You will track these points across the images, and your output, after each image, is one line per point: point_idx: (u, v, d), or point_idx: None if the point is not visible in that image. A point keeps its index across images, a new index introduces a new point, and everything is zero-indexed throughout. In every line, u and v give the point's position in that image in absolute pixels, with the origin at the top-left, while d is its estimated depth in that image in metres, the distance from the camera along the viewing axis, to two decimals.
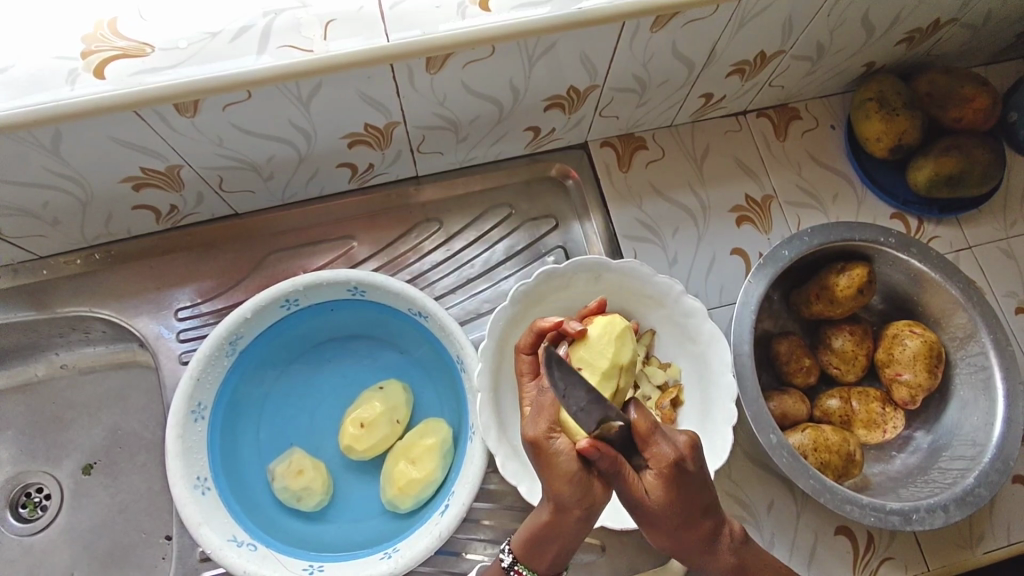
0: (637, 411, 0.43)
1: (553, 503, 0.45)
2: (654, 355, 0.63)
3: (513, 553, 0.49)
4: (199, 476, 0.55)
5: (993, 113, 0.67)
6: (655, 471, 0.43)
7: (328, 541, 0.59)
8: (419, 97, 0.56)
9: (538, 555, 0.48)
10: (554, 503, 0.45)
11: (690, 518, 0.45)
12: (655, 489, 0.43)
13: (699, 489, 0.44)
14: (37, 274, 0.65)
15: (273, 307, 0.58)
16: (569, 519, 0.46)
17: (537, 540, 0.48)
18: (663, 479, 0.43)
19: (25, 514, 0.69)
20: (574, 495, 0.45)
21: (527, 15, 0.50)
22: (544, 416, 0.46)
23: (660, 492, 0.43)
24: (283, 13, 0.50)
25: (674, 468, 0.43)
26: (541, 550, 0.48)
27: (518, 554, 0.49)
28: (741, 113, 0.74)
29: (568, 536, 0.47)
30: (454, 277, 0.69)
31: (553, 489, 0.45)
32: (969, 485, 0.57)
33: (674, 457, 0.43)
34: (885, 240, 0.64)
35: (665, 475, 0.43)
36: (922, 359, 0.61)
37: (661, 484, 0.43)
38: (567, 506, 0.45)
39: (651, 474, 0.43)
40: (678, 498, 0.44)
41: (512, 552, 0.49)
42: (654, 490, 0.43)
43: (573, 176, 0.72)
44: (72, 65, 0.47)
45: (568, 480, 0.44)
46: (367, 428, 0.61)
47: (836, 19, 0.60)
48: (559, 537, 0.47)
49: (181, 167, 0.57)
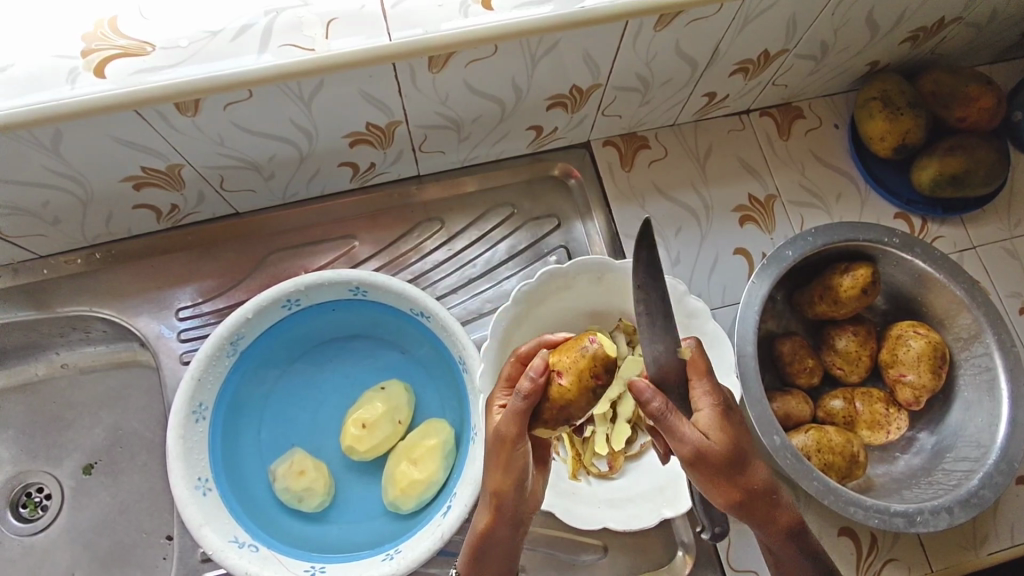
0: (688, 345, 0.46)
1: (495, 505, 0.49)
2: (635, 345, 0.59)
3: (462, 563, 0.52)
4: (200, 477, 0.55)
5: (998, 112, 0.67)
6: (710, 409, 0.45)
7: (329, 543, 0.59)
8: (421, 96, 0.56)
9: (484, 565, 0.51)
10: (494, 507, 0.49)
11: (745, 464, 0.45)
12: (710, 426, 0.44)
13: (745, 434, 0.46)
14: (37, 273, 0.64)
15: (274, 307, 0.58)
16: (505, 522, 0.49)
17: (483, 550, 0.50)
18: (716, 417, 0.45)
19: (26, 514, 0.69)
20: (515, 496, 0.48)
21: (530, 13, 0.50)
22: (512, 419, 0.46)
23: (716, 431, 0.44)
24: (284, 11, 0.49)
25: (724, 407, 0.46)
26: (486, 557, 0.50)
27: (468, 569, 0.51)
28: (743, 112, 0.73)
29: (504, 540, 0.50)
30: (456, 276, 0.69)
31: (494, 491, 0.48)
32: (974, 487, 0.57)
33: (719, 398, 0.46)
34: (889, 240, 0.64)
35: (717, 413, 0.45)
36: (925, 360, 0.60)
37: (715, 422, 0.45)
38: (506, 507, 0.49)
39: (704, 414, 0.45)
40: (732, 440, 0.44)
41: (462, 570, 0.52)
42: (710, 432, 0.44)
43: (575, 175, 0.71)
44: (72, 64, 0.47)
45: (515, 479, 0.48)
46: (369, 429, 0.60)
47: (841, 17, 0.59)
48: (495, 544, 0.50)
49: (182, 166, 0.57)
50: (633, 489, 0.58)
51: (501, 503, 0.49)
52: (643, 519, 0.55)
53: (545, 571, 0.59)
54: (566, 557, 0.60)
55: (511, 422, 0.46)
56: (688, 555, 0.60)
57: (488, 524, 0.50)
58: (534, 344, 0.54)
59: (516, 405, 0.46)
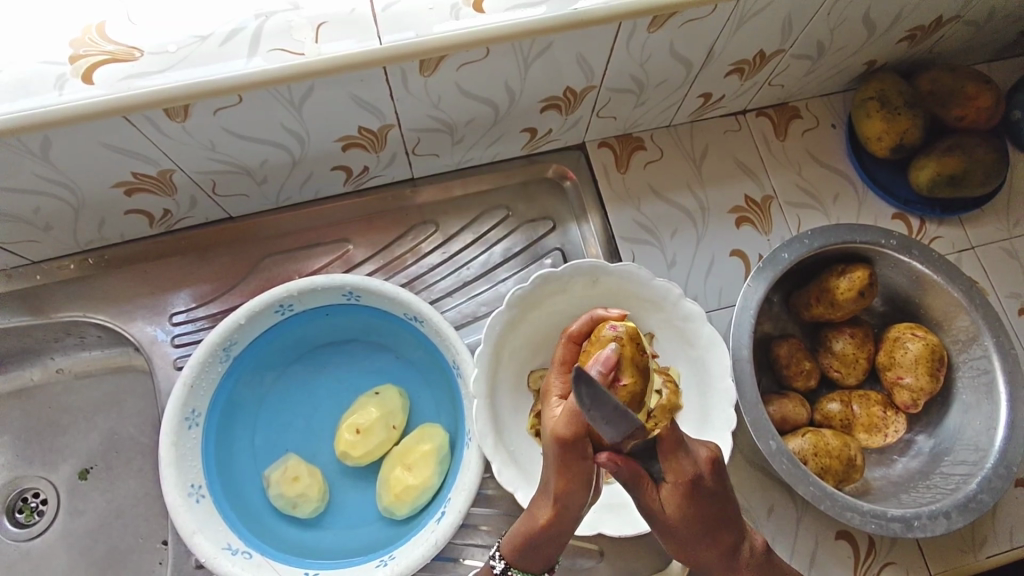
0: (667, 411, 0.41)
1: (559, 503, 0.46)
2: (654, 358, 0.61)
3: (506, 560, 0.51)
4: (193, 484, 0.54)
5: (996, 111, 0.66)
6: (670, 485, 0.42)
7: (324, 548, 0.59)
8: (413, 99, 0.55)
9: (525, 560, 0.50)
10: (557, 501, 0.46)
11: (707, 530, 0.43)
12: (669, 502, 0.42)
13: (716, 505, 0.43)
14: (31, 279, 0.64)
15: (267, 313, 0.58)
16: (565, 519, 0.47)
17: (530, 542, 0.49)
18: (678, 495, 0.41)
19: (22, 519, 0.69)
20: (580, 497, 0.46)
21: (522, 16, 0.50)
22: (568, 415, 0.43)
23: (677, 508, 0.42)
24: (275, 15, 0.49)
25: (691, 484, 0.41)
26: (532, 551, 0.50)
27: (508, 559, 0.51)
28: (740, 112, 0.73)
29: (558, 536, 0.48)
30: (451, 279, 0.68)
31: (561, 490, 0.45)
32: (971, 490, 0.57)
33: (692, 471, 0.42)
34: (887, 242, 0.63)
35: (680, 491, 0.41)
36: (923, 362, 0.60)
37: (677, 498, 0.42)
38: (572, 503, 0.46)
39: (666, 488, 0.42)
40: (694, 514, 0.42)
41: (504, 558, 0.51)
42: (668, 505, 0.42)
43: (570, 176, 0.71)
44: (60, 70, 0.47)
45: (581, 484, 0.45)
46: (363, 434, 0.60)
47: (837, 17, 0.59)
48: (546, 539, 0.49)
49: (174, 171, 0.56)
50: (628, 495, 0.57)
51: (564, 500, 0.46)
52: (640, 524, 0.55)
53: None
54: (564, 562, 0.60)
55: (567, 421, 0.43)
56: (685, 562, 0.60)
57: (548, 520, 0.47)
58: (583, 322, 0.53)
59: (573, 402, 0.43)
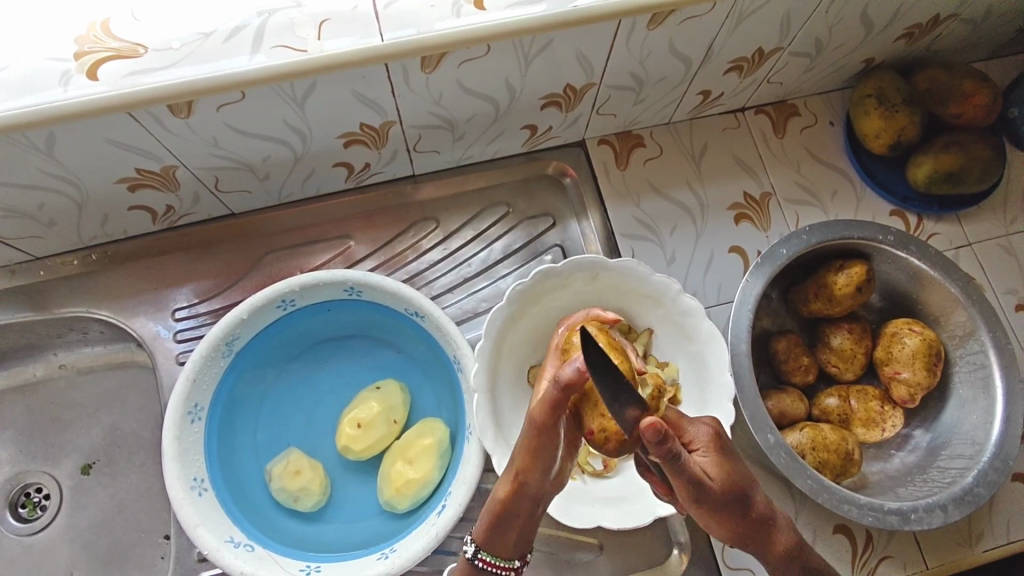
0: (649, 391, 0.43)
1: (519, 478, 0.48)
2: (653, 354, 0.62)
3: (476, 541, 0.49)
4: (196, 477, 0.55)
5: (993, 108, 0.67)
6: None
7: (325, 542, 0.59)
8: (415, 95, 0.56)
9: (499, 540, 0.49)
10: (520, 478, 0.48)
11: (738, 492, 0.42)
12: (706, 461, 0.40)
13: (736, 466, 0.43)
14: (34, 275, 0.64)
15: (269, 308, 0.58)
16: (527, 497, 0.48)
17: (499, 519, 0.48)
18: None
19: (25, 514, 0.69)
20: (541, 473, 0.47)
21: (523, 13, 0.50)
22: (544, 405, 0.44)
23: None
24: (278, 12, 0.49)
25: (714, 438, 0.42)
26: (502, 531, 0.48)
27: (480, 541, 0.49)
28: (739, 109, 0.73)
29: (523, 515, 0.48)
30: (452, 275, 0.69)
31: (522, 466, 0.47)
32: (968, 484, 0.57)
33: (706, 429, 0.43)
34: (884, 238, 0.64)
35: None
36: (920, 357, 0.60)
37: None
38: (531, 483, 0.48)
39: (696, 451, 0.41)
40: None
41: (475, 541, 0.49)
42: (705, 466, 0.41)
43: (570, 173, 0.72)
44: (65, 67, 0.47)
45: (541, 463, 0.47)
46: (364, 428, 0.60)
47: (834, 14, 0.59)
48: (514, 515, 0.48)
49: (177, 167, 0.57)
50: (628, 489, 0.58)
51: (526, 478, 0.47)
52: (640, 518, 0.55)
53: (544, 571, 0.60)
54: (564, 555, 0.60)
55: (543, 408, 0.44)
56: (684, 555, 0.60)
57: (507, 495, 0.48)
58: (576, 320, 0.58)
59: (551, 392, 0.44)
